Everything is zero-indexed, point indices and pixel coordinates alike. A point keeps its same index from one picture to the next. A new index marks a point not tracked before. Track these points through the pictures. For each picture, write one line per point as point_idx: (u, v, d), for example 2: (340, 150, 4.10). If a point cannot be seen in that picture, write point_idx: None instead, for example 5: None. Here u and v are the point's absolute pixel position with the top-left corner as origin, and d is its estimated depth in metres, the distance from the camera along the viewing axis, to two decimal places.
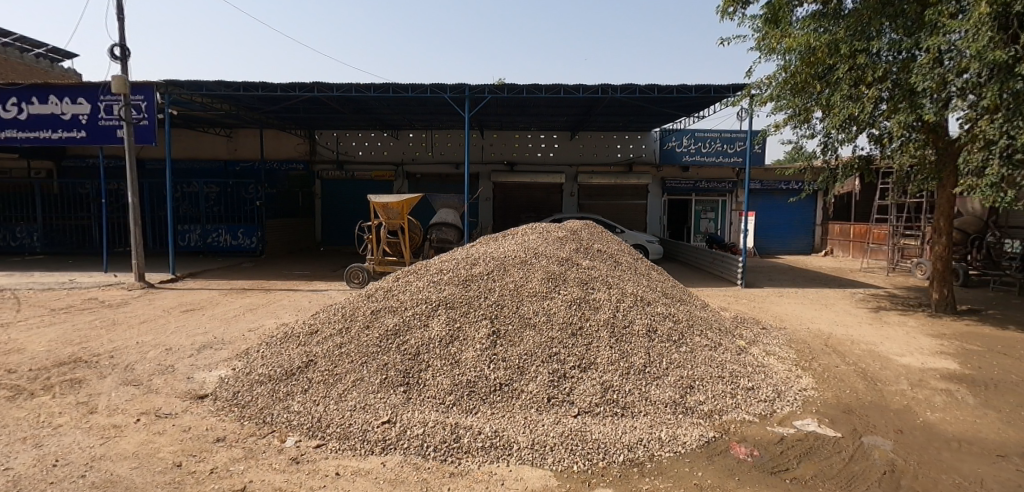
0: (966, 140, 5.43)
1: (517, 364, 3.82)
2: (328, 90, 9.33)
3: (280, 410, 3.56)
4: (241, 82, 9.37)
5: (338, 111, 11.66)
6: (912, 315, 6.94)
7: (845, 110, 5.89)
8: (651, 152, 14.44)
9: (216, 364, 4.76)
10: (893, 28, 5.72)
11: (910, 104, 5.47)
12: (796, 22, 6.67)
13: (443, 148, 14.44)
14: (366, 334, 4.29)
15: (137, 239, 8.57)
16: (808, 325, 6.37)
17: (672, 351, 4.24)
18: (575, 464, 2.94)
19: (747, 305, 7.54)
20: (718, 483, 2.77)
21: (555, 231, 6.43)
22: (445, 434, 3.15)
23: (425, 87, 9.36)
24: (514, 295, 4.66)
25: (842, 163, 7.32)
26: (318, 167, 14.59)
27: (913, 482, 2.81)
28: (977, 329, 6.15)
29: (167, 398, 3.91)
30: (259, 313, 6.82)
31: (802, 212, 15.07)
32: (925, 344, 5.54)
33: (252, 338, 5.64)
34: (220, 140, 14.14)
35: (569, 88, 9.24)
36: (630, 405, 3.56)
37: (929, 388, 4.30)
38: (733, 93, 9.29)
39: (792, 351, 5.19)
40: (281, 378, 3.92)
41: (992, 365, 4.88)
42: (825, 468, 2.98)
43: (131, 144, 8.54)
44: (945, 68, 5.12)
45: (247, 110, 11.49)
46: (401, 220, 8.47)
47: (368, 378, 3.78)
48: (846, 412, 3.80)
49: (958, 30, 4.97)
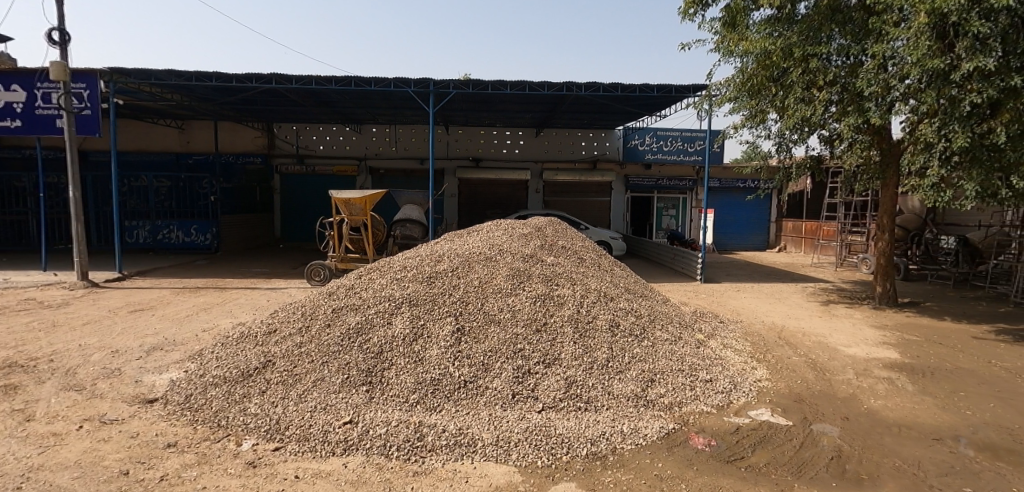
0: (908, 142, 5.73)
1: (481, 361, 3.82)
2: (286, 82, 9.00)
3: (236, 413, 3.43)
4: (194, 72, 8.97)
5: (298, 103, 11.28)
6: (858, 308, 7.31)
7: (799, 112, 6.14)
8: (614, 150, 14.72)
9: (167, 366, 4.54)
10: (843, 34, 5.94)
11: (859, 108, 5.73)
12: (753, 25, 6.82)
13: (408, 144, 14.25)
14: (328, 333, 4.19)
15: (80, 235, 8.07)
16: (763, 318, 6.63)
17: (634, 345, 4.33)
18: (539, 459, 2.96)
19: (706, 300, 7.76)
20: (678, 474, 2.84)
21: (519, 228, 6.42)
22: (409, 433, 3.11)
23: (388, 81, 9.19)
24: (478, 292, 4.65)
25: (795, 163, 7.53)
26: (277, 161, 14.11)
27: (857, 466, 2.96)
28: (917, 320, 6.55)
29: (113, 402, 3.71)
30: (214, 313, 6.54)
31: (758, 209, 15.63)
32: (870, 335, 5.85)
33: (206, 338, 5.43)
34: (171, 132, 13.43)
35: (533, 85, 9.26)
36: (593, 399, 3.60)
37: (873, 377, 4.54)
38: (693, 93, 9.50)
39: (747, 344, 5.36)
40: (236, 379, 3.78)
41: (929, 354, 5.20)
42: (777, 455, 3.10)
43: (70, 135, 8.01)
44: (888, 73, 5.37)
45: (200, 101, 11.00)
46: (364, 216, 8.27)
47: (329, 378, 3.68)
48: (797, 401, 3.97)
49: (901, 37, 5.18)
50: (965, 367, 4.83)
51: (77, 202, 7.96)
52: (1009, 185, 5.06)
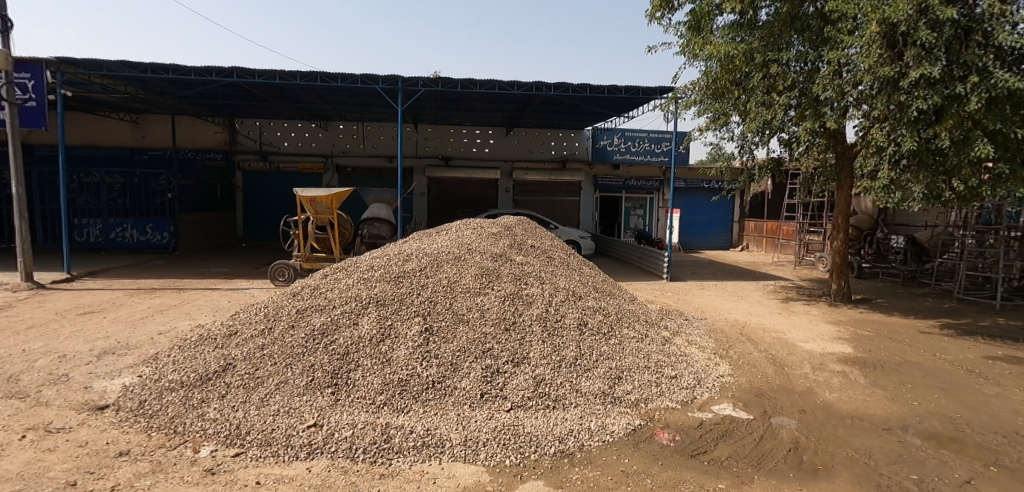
0: (862, 145, 5.98)
1: (450, 361, 3.79)
2: (249, 76, 8.74)
3: (194, 418, 3.30)
4: (149, 63, 8.60)
5: (262, 98, 10.96)
6: (815, 304, 7.60)
7: (761, 116, 6.33)
8: (583, 150, 14.88)
9: (119, 371, 4.34)
10: (801, 40, 6.17)
11: (815, 112, 5.96)
12: (717, 30, 6.98)
13: (376, 141, 14.03)
14: (291, 334, 4.07)
15: (24, 233, 7.62)
16: (726, 315, 6.81)
17: (602, 343, 4.38)
18: (508, 458, 2.96)
19: (672, 298, 7.92)
20: (643, 469, 2.89)
21: (488, 227, 6.40)
22: (375, 435, 3.06)
23: (356, 77, 9.03)
24: (447, 291, 4.62)
25: (757, 165, 7.75)
26: (238, 158, 13.68)
27: (813, 457, 3.08)
28: (869, 316, 6.86)
29: (60, 410, 3.51)
30: (170, 315, 6.28)
31: (722, 209, 16.07)
32: (826, 331, 6.09)
33: (163, 341, 5.21)
34: (125, 126, 12.83)
35: (503, 85, 9.25)
36: (561, 397, 3.62)
37: (828, 371, 4.72)
38: (660, 95, 9.69)
39: (711, 341, 5.50)
40: (195, 383, 3.64)
41: (880, 348, 5.45)
42: (739, 448, 3.19)
43: (12, 127, 7.54)
44: (843, 79, 5.59)
45: (157, 94, 10.55)
46: (331, 215, 8.09)
47: (294, 380, 3.59)
48: (758, 396, 4.10)
49: (855, 45, 5.40)
50: (912, 360, 5.08)
51: (20, 199, 7.51)
52: (953, 188, 5.34)
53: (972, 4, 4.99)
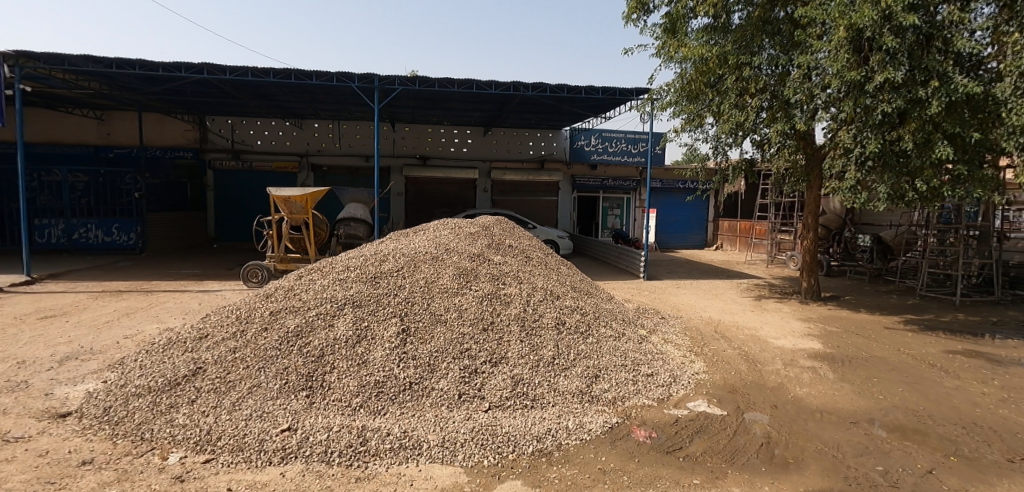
0: (830, 147, 6.16)
1: (427, 362, 3.76)
2: (220, 72, 8.53)
3: (162, 424, 3.20)
4: (114, 58, 8.31)
5: (235, 96, 10.72)
6: (786, 302, 7.79)
7: (734, 118, 6.48)
8: (561, 150, 14.96)
9: (83, 377, 4.18)
10: (772, 45, 6.32)
11: (786, 115, 6.12)
12: (691, 33, 7.08)
13: (352, 140, 13.85)
14: (264, 337, 3.98)
15: None
16: (701, 314, 6.93)
17: (579, 342, 4.40)
18: (485, 459, 2.95)
19: (649, 297, 8.03)
20: (620, 466, 2.91)
21: (466, 227, 6.38)
22: (351, 438, 3.01)
23: (331, 75, 8.91)
24: (424, 292, 4.58)
25: (731, 165, 7.90)
26: (209, 156, 13.35)
27: (784, 451, 3.15)
28: (838, 313, 7.07)
29: (18, 419, 3.37)
30: (138, 318, 6.09)
31: (697, 209, 16.34)
32: (796, 328, 6.25)
33: (129, 345, 5.04)
34: (89, 123, 12.37)
35: (480, 84, 9.23)
36: (539, 397, 3.63)
37: (799, 367, 4.84)
38: (636, 97, 9.80)
39: (686, 338, 5.59)
40: (163, 389, 3.53)
41: (847, 344, 5.63)
42: (713, 444, 3.25)
43: None
44: (812, 82, 5.75)
45: (123, 90, 10.21)
46: (305, 215, 7.94)
47: (267, 383, 3.51)
48: (732, 392, 4.18)
49: (823, 50, 5.55)
50: (878, 355, 5.25)
51: None
52: (915, 189, 5.54)
53: (933, 11, 5.17)
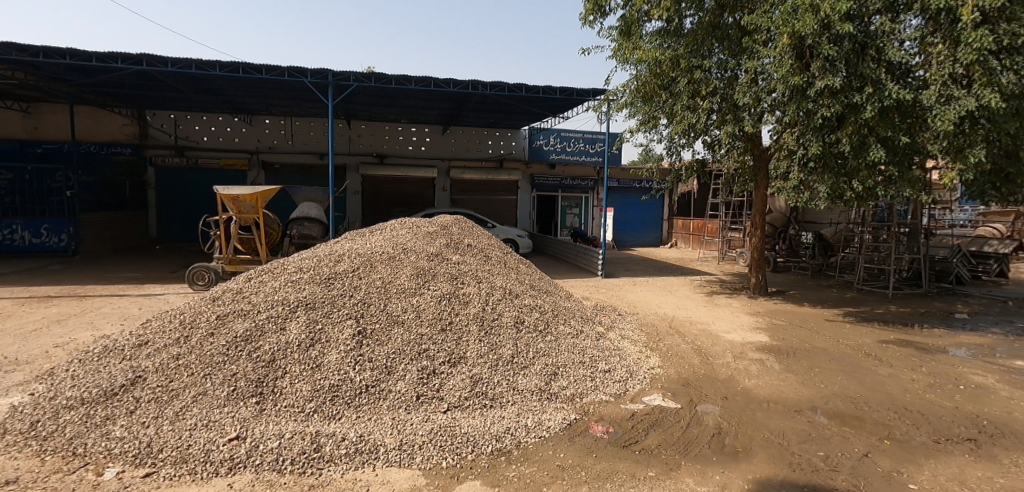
0: (775, 148, 6.46)
1: (385, 364, 3.69)
2: (161, 64, 8.08)
3: (97, 438, 3.00)
4: (41, 47, 7.73)
5: (179, 89, 10.19)
6: (736, 297, 8.11)
7: (686, 119, 6.70)
8: (520, 150, 15.02)
9: (6, 390, 3.87)
10: (721, 50, 6.56)
11: (735, 117, 6.37)
12: (646, 36, 7.24)
13: (306, 137, 13.44)
14: (211, 342, 3.80)
15: None
16: (656, 310, 7.11)
17: (538, 340, 4.44)
18: (443, 460, 2.92)
19: (606, 294, 8.18)
20: (578, 462, 2.95)
21: (424, 226, 6.29)
22: (304, 444, 2.92)
23: (282, 70, 8.62)
24: (381, 292, 4.50)
25: (684, 165, 8.14)
26: (150, 152, 12.65)
27: (735, 441, 3.27)
28: (783, 307, 7.42)
29: None
30: (70, 325, 5.69)
31: (653, 208, 16.77)
32: (745, 321, 6.52)
33: (59, 354, 4.70)
34: (14, 116, 11.45)
35: (438, 82, 9.13)
36: (498, 396, 3.63)
37: (747, 359, 5.04)
38: (593, 97, 9.95)
39: (642, 334, 5.72)
40: (98, 400, 3.31)
41: (791, 336, 5.91)
42: (667, 436, 3.33)
43: None
44: (759, 86, 6.02)
45: (52, 80, 9.52)
46: (256, 214, 7.64)
47: (213, 391, 3.36)
48: (686, 385, 4.31)
49: (769, 55, 5.81)
50: (820, 346, 5.54)
51: None
52: (852, 188, 5.88)
53: (867, 21, 5.48)
